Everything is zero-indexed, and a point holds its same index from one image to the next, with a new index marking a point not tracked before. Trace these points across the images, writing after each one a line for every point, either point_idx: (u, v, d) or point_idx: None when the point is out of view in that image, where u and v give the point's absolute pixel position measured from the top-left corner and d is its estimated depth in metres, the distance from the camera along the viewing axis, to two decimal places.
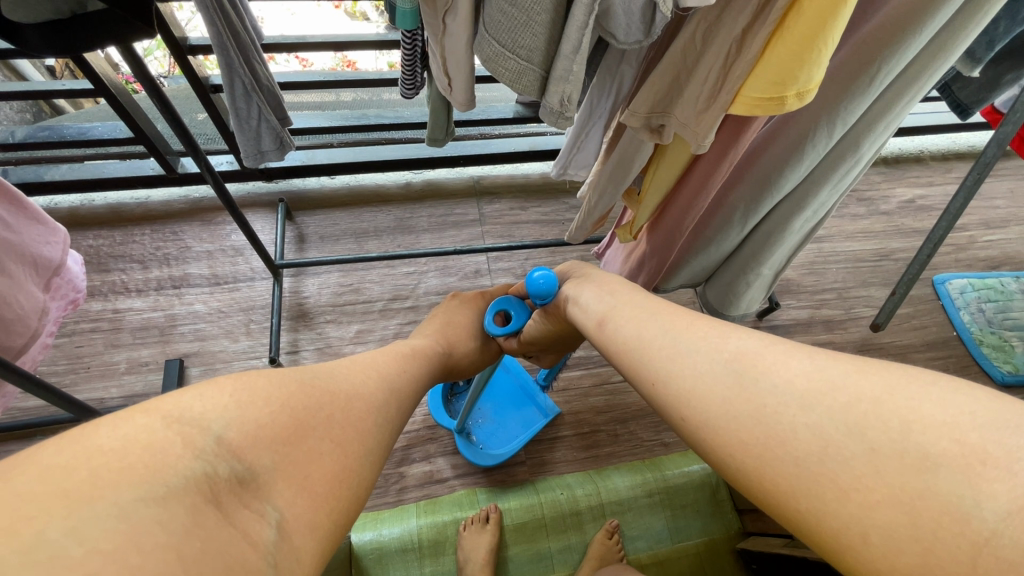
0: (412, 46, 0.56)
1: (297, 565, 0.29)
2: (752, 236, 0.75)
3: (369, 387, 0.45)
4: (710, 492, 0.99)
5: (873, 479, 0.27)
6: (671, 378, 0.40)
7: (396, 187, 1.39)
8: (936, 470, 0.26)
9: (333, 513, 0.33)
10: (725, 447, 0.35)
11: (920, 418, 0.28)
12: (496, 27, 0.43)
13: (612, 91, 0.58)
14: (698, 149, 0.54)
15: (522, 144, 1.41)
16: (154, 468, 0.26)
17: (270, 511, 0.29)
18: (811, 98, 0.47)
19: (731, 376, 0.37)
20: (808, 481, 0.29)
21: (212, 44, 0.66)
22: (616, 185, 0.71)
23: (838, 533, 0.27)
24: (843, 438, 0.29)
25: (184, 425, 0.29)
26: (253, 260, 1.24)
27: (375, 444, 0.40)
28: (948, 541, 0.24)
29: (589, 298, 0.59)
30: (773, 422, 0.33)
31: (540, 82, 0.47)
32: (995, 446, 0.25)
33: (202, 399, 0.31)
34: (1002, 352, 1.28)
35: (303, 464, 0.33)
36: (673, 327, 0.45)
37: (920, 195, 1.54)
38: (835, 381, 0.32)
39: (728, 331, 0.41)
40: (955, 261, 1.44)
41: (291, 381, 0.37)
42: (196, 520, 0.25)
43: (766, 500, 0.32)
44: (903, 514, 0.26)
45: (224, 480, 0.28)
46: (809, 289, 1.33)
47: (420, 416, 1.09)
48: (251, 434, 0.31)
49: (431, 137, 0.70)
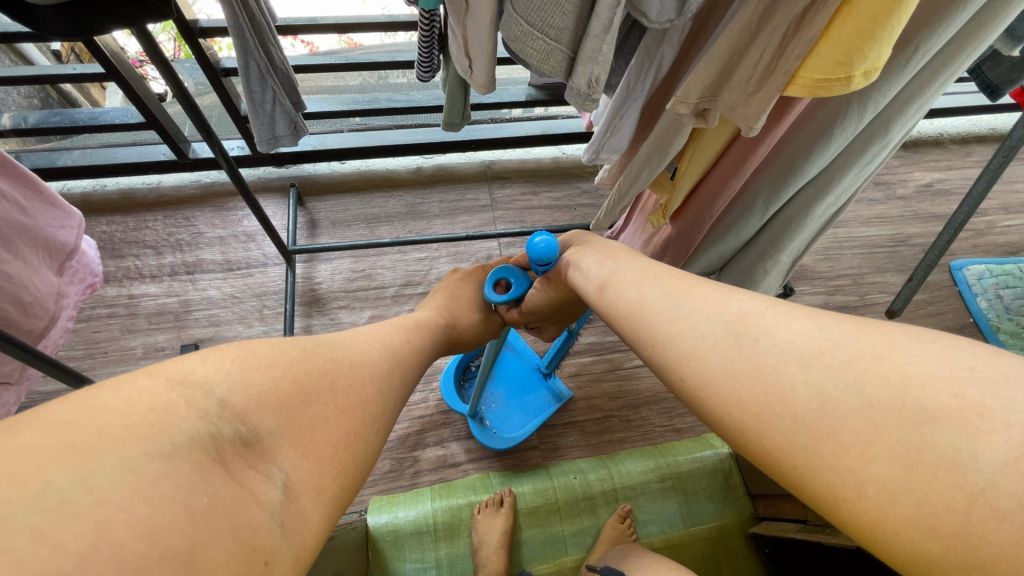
0: (430, 29, 0.55)
1: (305, 525, 0.29)
2: (773, 222, 0.74)
3: (374, 357, 0.45)
4: (723, 476, 1.00)
5: (871, 434, 0.27)
6: (670, 342, 0.40)
7: (408, 172, 1.38)
8: (934, 424, 0.25)
9: (339, 477, 0.33)
10: (723, 407, 0.34)
11: (919, 373, 0.27)
12: (524, 6, 0.42)
13: (651, 73, 0.56)
14: (748, 131, 0.52)
15: (534, 128, 1.40)
16: (160, 427, 0.25)
17: (277, 472, 0.29)
18: (877, 78, 0.44)
19: (730, 337, 0.36)
20: (808, 439, 0.29)
21: (228, 25, 0.65)
22: (652, 170, 0.69)
23: (834, 486, 0.27)
24: (843, 396, 0.29)
25: (188, 388, 0.28)
26: (266, 246, 1.24)
27: (378, 410, 0.40)
28: (942, 490, 0.24)
29: (590, 265, 0.59)
30: (773, 381, 0.32)
31: (567, 63, 0.46)
32: (993, 399, 0.24)
33: (204, 362, 0.30)
34: (1019, 338, 1.26)
35: (309, 428, 0.33)
36: (674, 291, 0.45)
37: (939, 179, 1.51)
38: (835, 340, 0.32)
39: (730, 293, 0.40)
40: (973, 247, 1.42)
41: (295, 347, 0.37)
42: (203, 477, 0.25)
43: (765, 460, 0.31)
44: (899, 467, 0.25)
45: (229, 441, 0.28)
46: (823, 275, 1.32)
47: (433, 400, 1.10)
48: (255, 398, 0.31)
49: (448, 119, 0.69)
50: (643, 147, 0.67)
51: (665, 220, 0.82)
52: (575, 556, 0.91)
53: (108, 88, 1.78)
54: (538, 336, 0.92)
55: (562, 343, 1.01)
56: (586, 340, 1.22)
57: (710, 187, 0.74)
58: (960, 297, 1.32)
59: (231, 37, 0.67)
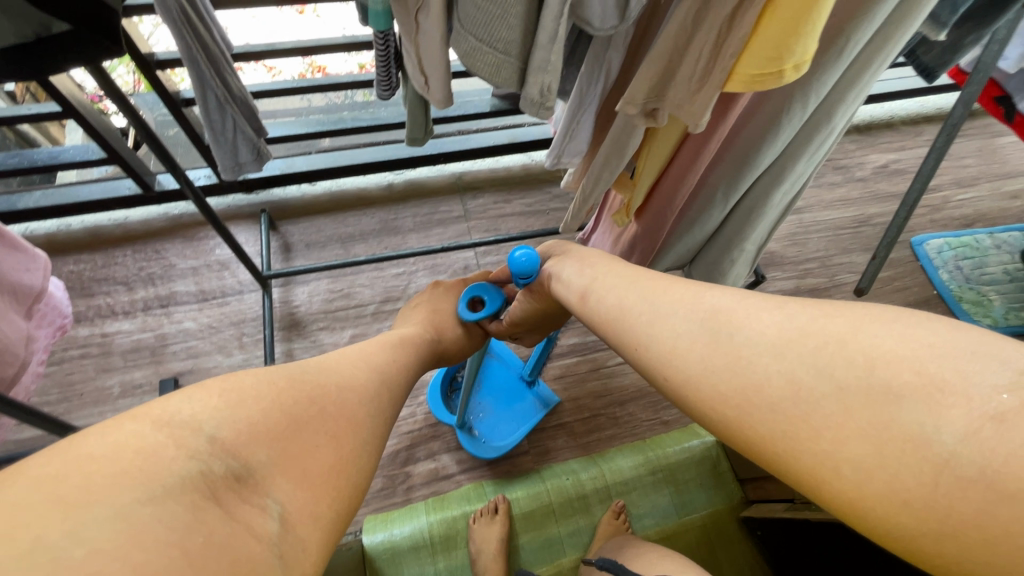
0: (385, 47, 0.56)
1: (304, 553, 0.29)
2: (734, 213, 0.76)
3: (361, 377, 0.45)
4: (711, 464, 1.01)
5: (844, 418, 0.30)
6: (654, 343, 0.43)
7: (379, 189, 1.38)
8: (900, 402, 0.28)
9: (334, 502, 0.33)
10: (710, 401, 0.37)
11: (883, 355, 0.30)
12: (471, 22, 0.44)
13: (602, 76, 0.58)
14: (694, 129, 0.54)
15: (501, 137, 1.41)
16: (149, 471, 0.26)
17: (271, 504, 0.29)
18: (806, 70, 0.47)
19: (707, 335, 0.40)
20: (787, 425, 0.32)
21: (182, 58, 0.65)
22: (612, 170, 0.71)
23: (814, 468, 0.31)
24: (816, 382, 0.32)
25: (175, 428, 0.29)
26: (240, 273, 1.23)
27: (369, 430, 0.40)
28: (912, 463, 0.27)
29: (571, 273, 0.61)
30: (750, 373, 0.36)
31: (519, 74, 0.48)
32: (950, 374, 0.28)
33: (190, 403, 0.31)
34: (981, 307, 1.32)
35: (300, 457, 0.33)
36: (652, 294, 0.48)
37: (894, 160, 1.57)
38: (807, 330, 0.35)
39: (704, 292, 0.44)
40: (931, 222, 1.47)
41: (281, 376, 0.38)
42: (196, 515, 0.25)
43: (751, 446, 0.35)
44: (870, 444, 0.29)
45: (221, 478, 0.28)
46: (792, 260, 1.36)
47: (421, 414, 1.10)
48: (245, 433, 0.31)
49: (410, 136, 0.69)
50: (600, 151, 0.69)
51: (628, 218, 0.83)
52: (574, 557, 0.91)
53: (67, 125, 1.76)
54: (522, 345, 0.92)
55: (543, 350, 1.01)
56: (569, 342, 1.23)
57: (668, 181, 0.76)
58: (923, 271, 1.37)
59: (186, 69, 0.68)
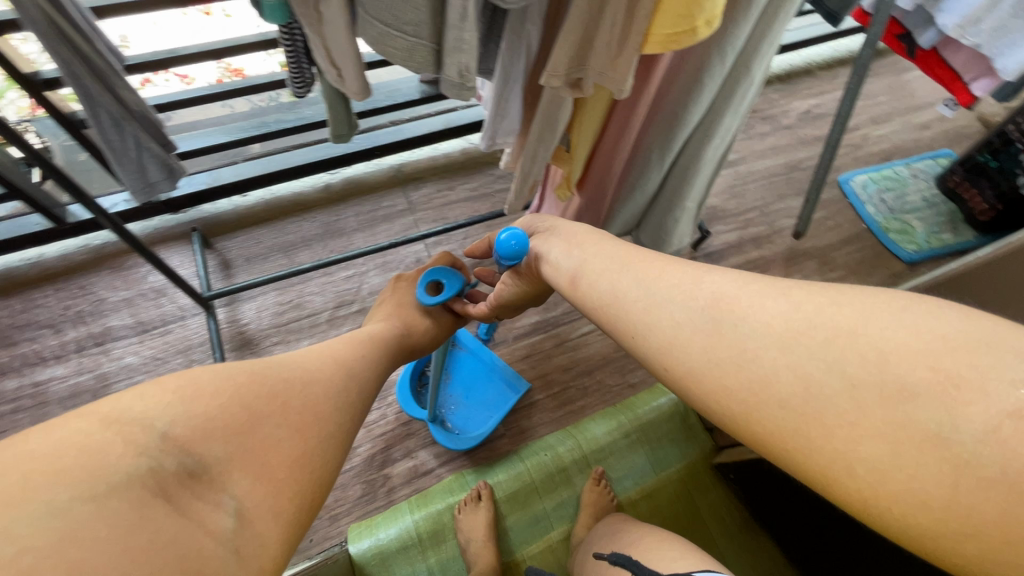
0: (292, 42, 0.53)
1: (259, 548, 0.32)
2: (672, 173, 0.78)
3: (324, 373, 0.47)
4: (681, 418, 1.04)
5: (857, 415, 0.29)
6: (650, 333, 0.42)
7: (316, 192, 1.32)
8: (914, 400, 0.28)
9: (295, 497, 0.36)
10: (712, 395, 0.37)
11: (894, 348, 0.30)
12: (375, 7, 0.42)
13: (523, 51, 0.57)
14: (620, 94, 0.54)
15: (436, 123, 1.38)
16: (95, 469, 0.28)
17: (226, 499, 0.32)
18: (719, 24, 0.47)
19: (710, 325, 0.38)
20: (797, 423, 0.32)
21: (62, 74, 0.61)
22: (547, 146, 0.70)
23: (826, 468, 0.30)
24: (826, 376, 0.31)
25: (126, 425, 0.31)
26: (179, 298, 1.16)
27: (332, 425, 0.43)
28: (931, 463, 0.26)
29: (559, 254, 0.59)
30: (755, 366, 0.35)
31: (434, 56, 0.46)
32: (967, 371, 0.27)
33: (143, 399, 0.33)
34: (906, 234, 1.41)
35: (256, 452, 0.35)
36: (646, 278, 0.47)
37: (815, 105, 1.64)
38: (811, 320, 0.34)
39: (702, 275, 0.43)
40: (854, 160, 1.56)
41: (241, 372, 0.40)
42: (142, 512, 0.27)
43: (758, 443, 0.34)
44: (885, 444, 0.28)
45: (171, 473, 0.30)
46: (733, 212, 1.41)
47: (393, 414, 1.08)
48: (199, 428, 0.33)
49: (335, 133, 0.66)
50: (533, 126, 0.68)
51: (571, 191, 0.83)
52: (561, 529, 0.94)
53: None
54: None
55: None
56: (533, 320, 1.23)
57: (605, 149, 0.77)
58: (852, 208, 1.45)
59: (70, 87, 0.63)
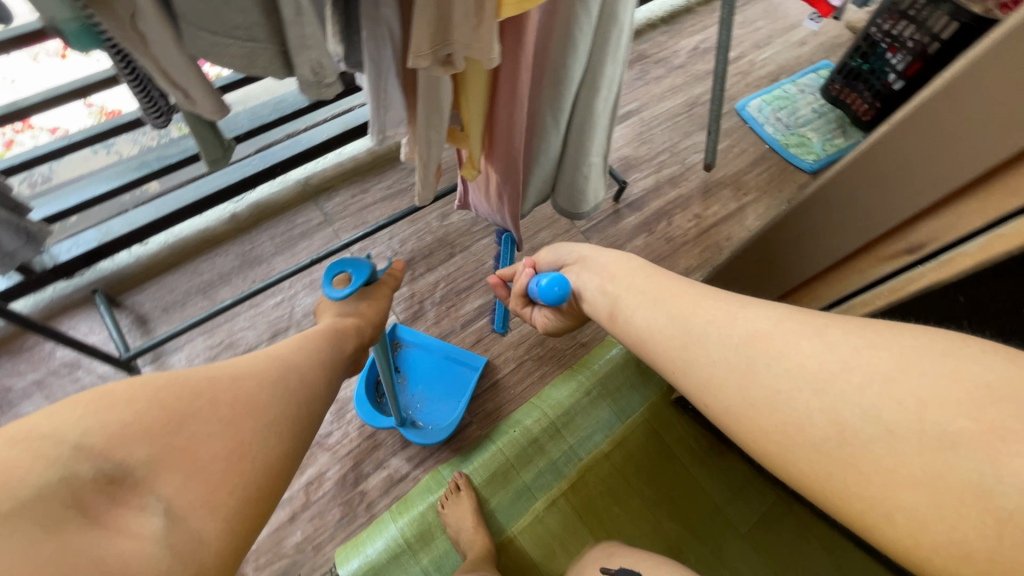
0: (131, 70, 0.49)
1: (184, 541, 0.37)
2: (572, 131, 0.78)
3: (260, 370, 0.49)
4: (635, 363, 1.06)
5: (894, 463, 0.33)
6: (693, 371, 0.48)
7: (223, 223, 1.24)
8: (955, 449, 0.31)
9: (232, 488, 0.40)
10: (753, 432, 0.42)
11: (931, 397, 0.33)
12: (197, 16, 0.40)
13: (386, 37, 0.55)
14: (490, 63, 0.53)
15: (335, 127, 1.32)
16: (17, 483, 0.32)
17: (150, 500, 0.37)
18: None
19: (745, 363, 0.44)
20: (835, 467, 0.36)
21: None
22: (439, 129, 0.69)
23: (867, 512, 0.34)
24: (865, 424, 0.35)
25: (41, 441, 0.35)
26: (96, 367, 1.08)
27: (271, 414, 0.46)
28: (973, 515, 0.30)
29: (594, 289, 0.65)
30: (790, 407, 0.40)
31: (281, 58, 0.44)
32: (1009, 423, 0.30)
33: (59, 414, 0.37)
34: (805, 147, 1.49)
35: (184, 449, 0.40)
36: (682, 314, 0.52)
37: (701, 40, 1.69)
38: (846, 364, 0.38)
39: (737, 312, 0.48)
40: (747, 86, 1.62)
41: (164, 376, 0.42)
42: (57, 523, 0.32)
43: (802, 483, 0.39)
44: (923, 489, 0.32)
45: (89, 482, 0.35)
46: (646, 158, 1.44)
47: (356, 430, 1.06)
48: (115, 436, 0.37)
49: (210, 158, 0.62)
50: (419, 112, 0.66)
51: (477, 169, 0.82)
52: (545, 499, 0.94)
53: None
54: None
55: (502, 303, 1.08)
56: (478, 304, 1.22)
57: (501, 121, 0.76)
58: (753, 132, 1.53)
59: None
